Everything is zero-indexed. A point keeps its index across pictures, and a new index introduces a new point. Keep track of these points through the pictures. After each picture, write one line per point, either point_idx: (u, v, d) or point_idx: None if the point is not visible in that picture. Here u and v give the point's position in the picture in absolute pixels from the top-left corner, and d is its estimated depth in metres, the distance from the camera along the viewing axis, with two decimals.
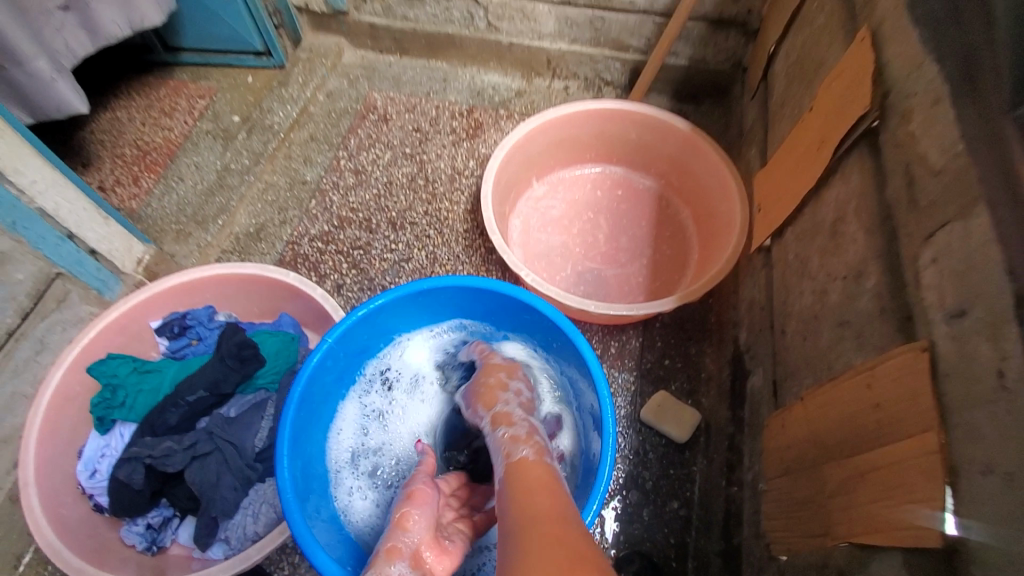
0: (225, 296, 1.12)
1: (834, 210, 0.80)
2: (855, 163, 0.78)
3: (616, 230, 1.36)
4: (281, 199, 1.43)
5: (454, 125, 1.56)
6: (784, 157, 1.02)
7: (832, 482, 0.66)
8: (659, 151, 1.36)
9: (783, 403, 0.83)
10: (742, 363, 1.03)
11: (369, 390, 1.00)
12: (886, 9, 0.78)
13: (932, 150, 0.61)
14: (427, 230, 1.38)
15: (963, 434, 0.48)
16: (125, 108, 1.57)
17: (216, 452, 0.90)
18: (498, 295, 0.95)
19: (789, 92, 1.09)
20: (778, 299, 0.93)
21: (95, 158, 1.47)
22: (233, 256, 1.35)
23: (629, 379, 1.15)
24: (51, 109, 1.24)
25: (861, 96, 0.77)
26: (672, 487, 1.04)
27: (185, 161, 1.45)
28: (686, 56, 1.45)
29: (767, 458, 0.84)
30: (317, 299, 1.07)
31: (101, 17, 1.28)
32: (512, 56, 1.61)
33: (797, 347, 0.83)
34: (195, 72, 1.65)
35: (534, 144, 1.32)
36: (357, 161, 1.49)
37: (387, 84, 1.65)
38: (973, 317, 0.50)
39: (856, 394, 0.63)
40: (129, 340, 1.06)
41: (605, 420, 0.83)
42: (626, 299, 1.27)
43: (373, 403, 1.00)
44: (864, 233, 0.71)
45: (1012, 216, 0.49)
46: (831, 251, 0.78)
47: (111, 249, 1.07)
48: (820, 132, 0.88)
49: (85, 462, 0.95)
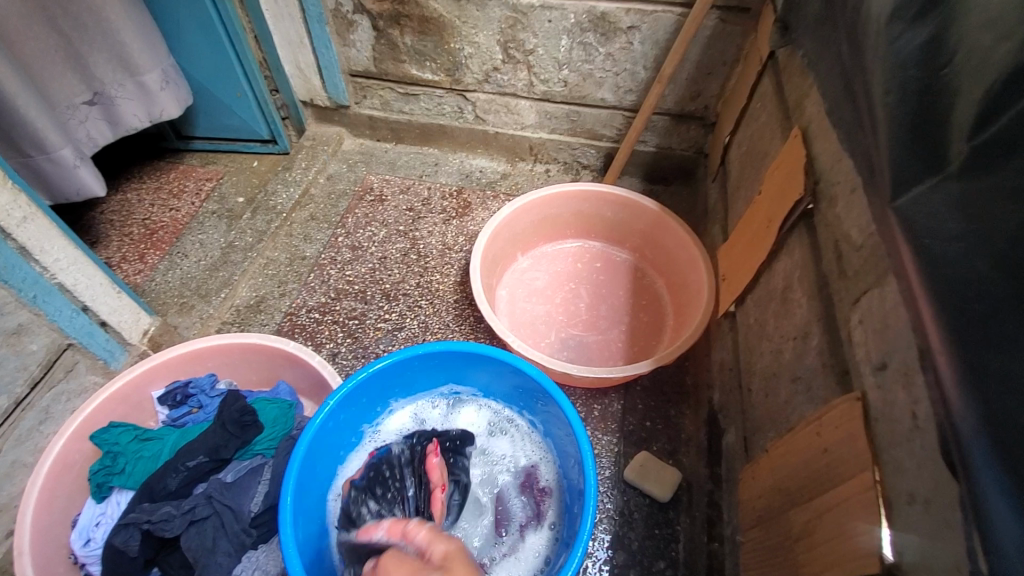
0: (226, 365, 1.18)
1: (783, 279, 0.91)
2: (797, 239, 0.89)
3: (596, 299, 1.47)
4: (281, 272, 1.52)
5: (445, 205, 1.69)
6: (741, 233, 1.15)
7: (797, 526, 0.72)
8: (632, 227, 1.49)
9: (752, 457, 0.90)
10: (717, 422, 1.10)
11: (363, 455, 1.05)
12: (812, 113, 0.93)
13: (854, 230, 0.73)
14: (419, 300, 1.47)
15: (893, 470, 0.56)
16: (136, 190, 1.69)
17: (214, 516, 0.93)
18: (488, 360, 1.02)
19: (743, 176, 1.24)
20: (744, 360, 1.01)
21: (104, 237, 1.57)
22: (233, 326, 1.41)
23: (612, 441, 1.20)
24: (70, 192, 1.34)
25: (797, 183, 0.90)
26: (658, 547, 1.07)
27: (191, 239, 1.55)
28: (653, 144, 1.63)
29: (743, 511, 0.90)
30: (315, 366, 1.13)
31: (123, 112, 1.42)
32: (498, 143, 1.79)
33: (761, 403, 0.90)
34: (204, 157, 1.79)
35: (518, 222, 1.44)
36: (354, 238, 1.60)
37: (383, 168, 1.80)
38: (892, 368, 0.59)
39: (808, 442, 0.71)
40: (130, 409, 1.10)
41: (587, 471, 0.88)
42: (607, 362, 1.35)
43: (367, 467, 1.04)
44: (807, 299, 0.81)
45: (841, 341, 0.63)
46: (782, 315, 0.88)
47: (121, 321, 1.14)
48: (767, 213, 1.01)
49: (80, 530, 0.97)
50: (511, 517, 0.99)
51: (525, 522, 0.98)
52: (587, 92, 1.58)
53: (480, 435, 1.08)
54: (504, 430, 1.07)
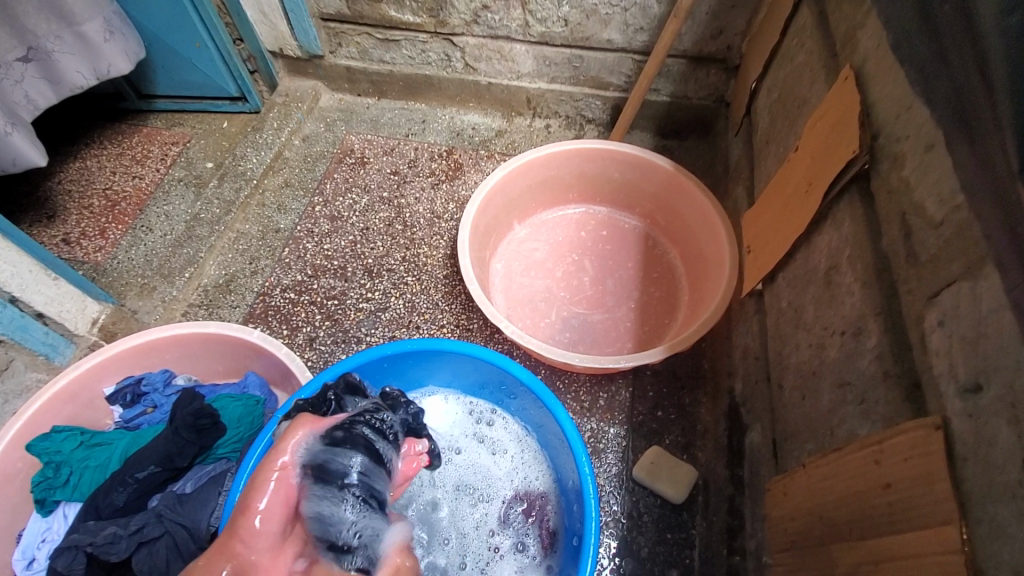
0: (186, 357, 1.05)
1: (826, 257, 0.75)
2: (846, 208, 0.73)
3: (602, 272, 1.31)
4: (252, 248, 1.37)
5: (433, 167, 1.52)
6: (771, 198, 0.98)
7: (842, 566, 0.59)
8: (642, 190, 1.32)
9: (785, 467, 0.77)
10: (739, 417, 0.96)
11: None
12: (868, 48, 0.75)
13: (929, 200, 0.57)
14: (405, 276, 1.32)
15: (990, 532, 0.43)
16: (95, 157, 1.50)
17: (166, 535, 0.80)
18: (471, 359, 0.90)
19: (773, 129, 1.05)
20: (774, 350, 0.87)
21: (61, 210, 1.38)
22: (200, 310, 1.27)
23: (620, 434, 1.07)
24: (8, 163, 1.13)
25: (847, 139, 0.73)
26: (671, 554, 0.95)
27: (155, 211, 1.37)
28: (667, 93, 1.43)
29: (770, 528, 0.77)
30: (282, 358, 1.00)
31: (64, 67, 1.18)
32: (491, 96, 1.59)
33: (797, 405, 0.76)
34: (169, 119, 1.60)
35: (513, 187, 1.28)
36: (333, 207, 1.44)
37: (364, 126, 1.61)
38: (991, 394, 0.45)
39: (864, 468, 0.57)
40: (79, 409, 0.99)
41: (588, 500, 0.76)
42: (615, 344, 1.20)
43: None
44: (860, 286, 0.66)
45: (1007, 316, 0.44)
46: (826, 302, 0.73)
47: (62, 311, 1.03)
48: (806, 174, 0.84)
49: (22, 549, 0.87)
50: (504, 546, 0.84)
51: (519, 555, 0.84)
52: (590, 32, 1.38)
53: (479, 443, 0.94)
54: (503, 436, 0.94)
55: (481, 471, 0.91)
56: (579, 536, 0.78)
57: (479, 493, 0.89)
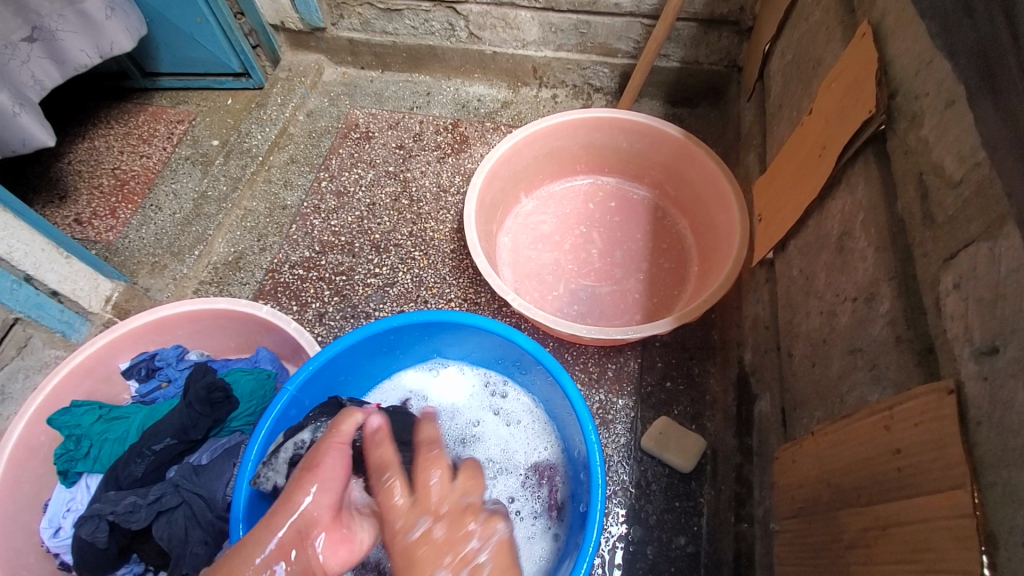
0: (197, 333, 1.07)
1: (839, 223, 0.74)
2: (861, 171, 0.71)
3: (610, 243, 1.30)
4: (260, 224, 1.37)
5: (439, 140, 1.50)
6: (783, 163, 0.95)
7: (848, 532, 0.59)
8: (651, 159, 1.29)
9: (794, 435, 0.76)
10: (748, 387, 0.95)
11: None
12: (887, 2, 0.72)
13: (948, 158, 0.55)
14: (412, 251, 1.32)
15: (1002, 494, 0.43)
16: (103, 137, 1.49)
17: (183, 505, 0.84)
18: (477, 332, 0.90)
19: (787, 92, 1.02)
20: (784, 318, 0.85)
21: (72, 190, 1.39)
22: (211, 287, 1.28)
23: (628, 405, 1.07)
24: (16, 143, 1.12)
25: (863, 99, 0.71)
26: (679, 522, 0.96)
27: (164, 189, 1.38)
28: (677, 58, 1.39)
29: (778, 496, 0.77)
30: (291, 333, 1.01)
31: (67, 46, 1.17)
32: (496, 66, 1.56)
33: (807, 372, 0.75)
34: (174, 97, 1.59)
35: (520, 158, 1.26)
36: (339, 182, 1.44)
37: (369, 100, 1.59)
38: (1007, 357, 0.44)
39: (873, 435, 0.57)
40: (97, 384, 1.01)
41: (595, 468, 0.76)
42: (624, 316, 1.20)
43: None
44: (874, 251, 0.64)
45: None
46: (838, 268, 0.71)
47: (76, 289, 1.04)
48: (820, 137, 0.81)
49: (48, 518, 0.90)
50: (522, 510, 0.86)
51: (530, 522, 0.85)
52: None
53: (491, 414, 0.94)
54: (513, 407, 0.94)
55: (496, 442, 0.91)
56: (586, 504, 0.79)
57: (494, 461, 0.90)
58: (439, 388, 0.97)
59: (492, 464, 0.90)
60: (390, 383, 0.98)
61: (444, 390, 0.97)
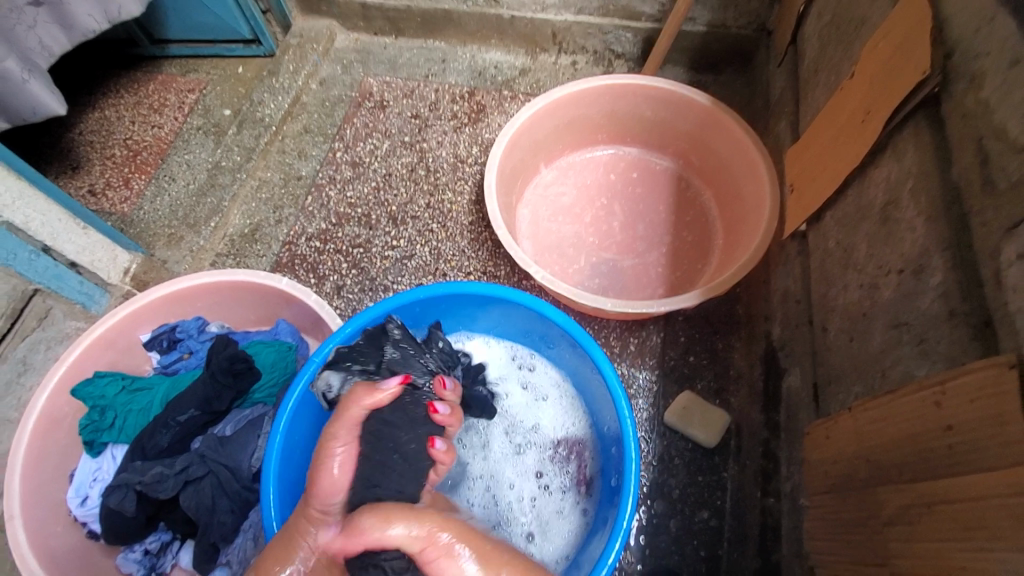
0: (217, 305, 1.06)
1: (884, 191, 0.70)
2: (909, 137, 0.67)
3: (632, 216, 1.27)
4: (275, 196, 1.35)
5: (455, 109, 1.46)
6: (819, 130, 0.91)
7: (888, 508, 0.58)
8: (676, 128, 1.25)
9: (828, 411, 0.75)
10: (776, 361, 0.93)
11: None
12: None
13: (1013, 121, 0.52)
14: (430, 223, 1.30)
15: None
16: (114, 106, 1.46)
17: (210, 475, 0.85)
18: (506, 305, 0.89)
19: (824, 55, 0.97)
20: (819, 292, 0.83)
21: (85, 161, 1.37)
22: (228, 259, 1.26)
23: (650, 379, 1.06)
24: (26, 112, 1.10)
25: (914, 59, 0.67)
26: (702, 496, 0.96)
27: (177, 160, 1.35)
28: (704, 22, 1.33)
29: (808, 471, 0.76)
30: (311, 305, 1.00)
31: (74, 10, 1.12)
32: (514, 31, 1.50)
33: (843, 347, 0.73)
34: (183, 65, 1.55)
35: (541, 127, 1.22)
36: (354, 152, 1.41)
37: (383, 68, 1.55)
38: None
39: (921, 412, 0.55)
40: (118, 356, 1.01)
41: (627, 443, 0.75)
42: (646, 290, 1.18)
43: None
44: (924, 220, 0.62)
45: None
46: (882, 239, 0.69)
47: (94, 261, 1.04)
48: (864, 102, 0.77)
49: (75, 488, 0.91)
50: (551, 485, 0.86)
51: (557, 496, 0.85)
52: None
53: (518, 388, 0.93)
54: (541, 381, 0.93)
55: (523, 416, 0.91)
56: (617, 480, 0.78)
57: (522, 435, 0.89)
58: None
59: (520, 439, 0.89)
60: None
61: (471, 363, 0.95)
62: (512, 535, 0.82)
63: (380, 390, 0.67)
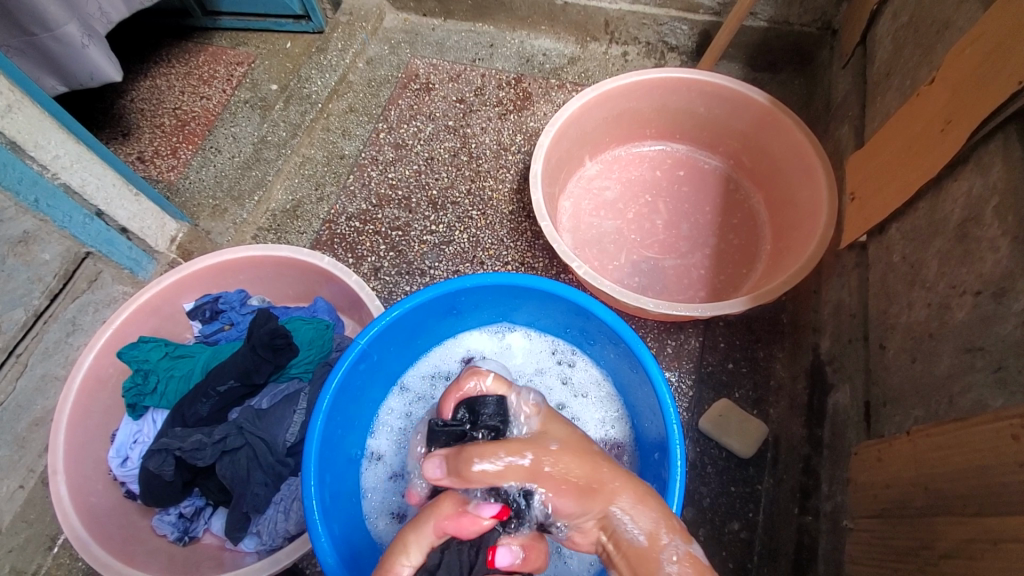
0: (259, 280, 1.07)
1: (962, 206, 0.67)
2: (994, 150, 0.63)
3: (677, 215, 1.23)
4: (318, 173, 1.36)
5: (501, 96, 1.44)
6: (887, 138, 0.87)
7: (945, 541, 0.55)
8: (730, 127, 1.21)
9: (881, 433, 0.72)
10: (823, 375, 0.90)
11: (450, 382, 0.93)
12: None
13: None
14: (470, 210, 1.28)
15: None
16: (165, 76, 1.47)
17: (247, 447, 0.86)
18: (551, 298, 0.87)
19: (898, 58, 0.93)
20: (877, 307, 0.80)
21: (135, 128, 1.38)
22: (269, 234, 1.28)
23: (686, 383, 1.03)
24: (84, 77, 1.11)
25: (1008, 67, 0.62)
26: (733, 506, 0.94)
27: (223, 132, 1.33)
28: (766, 17, 1.28)
29: (855, 492, 0.73)
30: (351, 285, 1.00)
31: None
32: (567, 18, 1.47)
33: (903, 367, 0.70)
34: (234, 38, 1.54)
35: (590, 119, 1.19)
36: (397, 134, 1.40)
37: (430, 50, 1.53)
38: None
39: (994, 444, 0.52)
40: (162, 322, 1.03)
41: (673, 447, 0.74)
42: (687, 293, 1.15)
43: None
44: (1009, 241, 0.58)
45: None
46: (958, 257, 0.65)
47: (144, 228, 1.05)
48: (944, 110, 0.73)
49: (116, 448, 0.93)
50: None
51: None
52: None
53: (558, 382, 0.92)
54: (582, 380, 0.92)
55: (564, 412, 0.89)
56: (658, 486, 0.77)
57: None
58: (506, 353, 0.94)
59: None
60: (457, 342, 0.95)
61: (512, 357, 0.94)
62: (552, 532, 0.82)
63: (471, 514, 0.57)
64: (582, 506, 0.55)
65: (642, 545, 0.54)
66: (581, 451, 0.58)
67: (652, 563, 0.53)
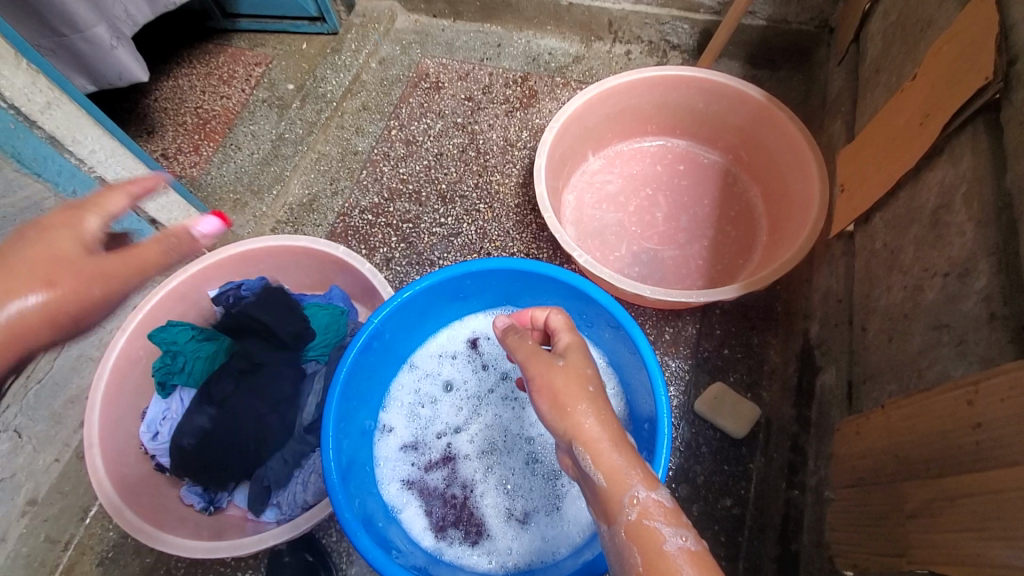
0: (279, 269, 1.14)
1: (936, 195, 0.71)
2: (965, 142, 0.68)
3: (676, 208, 1.28)
4: (333, 168, 1.42)
5: (508, 94, 1.49)
6: (874, 132, 0.91)
7: (910, 502, 0.60)
8: (728, 122, 1.26)
9: (861, 409, 0.76)
10: (812, 359, 0.95)
11: (456, 360, 0.99)
12: None
13: None
14: (477, 204, 1.34)
15: None
16: (186, 76, 1.54)
17: (269, 423, 0.93)
18: (551, 282, 0.92)
19: (887, 55, 0.96)
20: (861, 292, 0.84)
21: (159, 127, 1.45)
22: (287, 227, 1.34)
23: (683, 368, 1.08)
24: (113, 77, 1.18)
25: (978, 63, 0.66)
26: (725, 484, 0.98)
27: (242, 130, 1.40)
28: (764, 16, 1.32)
29: (836, 464, 0.78)
30: (365, 273, 1.06)
31: None
32: (572, 19, 1.52)
33: (882, 347, 0.74)
34: (252, 39, 1.61)
35: (592, 115, 1.24)
36: (408, 131, 1.46)
37: (440, 50, 1.59)
38: None
39: (953, 410, 0.57)
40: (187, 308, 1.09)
41: (662, 420, 0.79)
42: (685, 282, 1.19)
43: (462, 378, 0.97)
44: (974, 226, 0.63)
45: None
46: (931, 243, 0.70)
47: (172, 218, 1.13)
48: (923, 105, 0.77)
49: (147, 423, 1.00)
50: None
51: None
52: None
53: None
54: None
55: None
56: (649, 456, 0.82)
57: None
58: None
59: None
60: (463, 324, 1.01)
61: None
62: (550, 498, 0.87)
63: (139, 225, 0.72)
64: (559, 426, 0.61)
65: (603, 483, 0.57)
66: (576, 376, 0.65)
67: (613, 499, 0.57)
